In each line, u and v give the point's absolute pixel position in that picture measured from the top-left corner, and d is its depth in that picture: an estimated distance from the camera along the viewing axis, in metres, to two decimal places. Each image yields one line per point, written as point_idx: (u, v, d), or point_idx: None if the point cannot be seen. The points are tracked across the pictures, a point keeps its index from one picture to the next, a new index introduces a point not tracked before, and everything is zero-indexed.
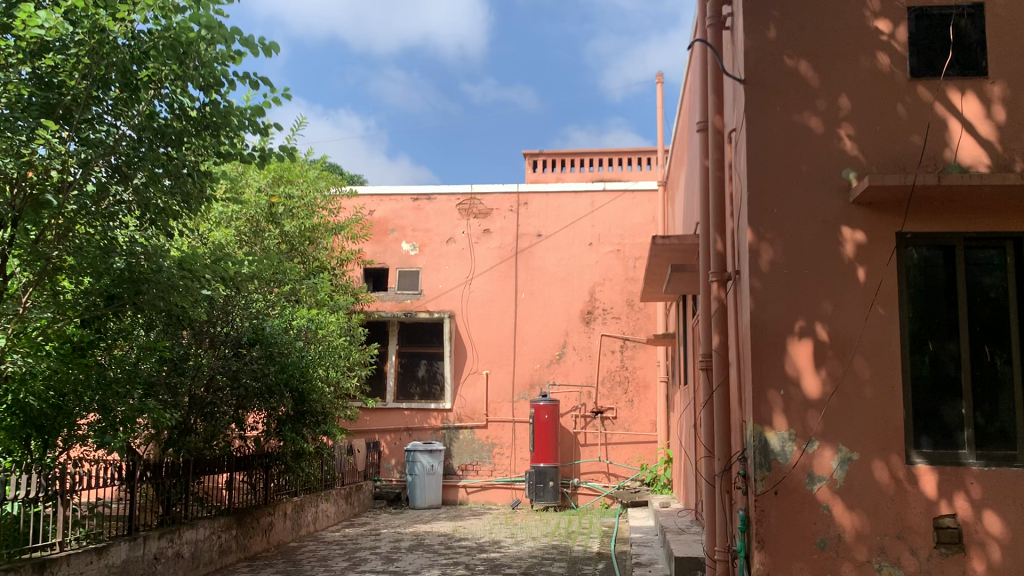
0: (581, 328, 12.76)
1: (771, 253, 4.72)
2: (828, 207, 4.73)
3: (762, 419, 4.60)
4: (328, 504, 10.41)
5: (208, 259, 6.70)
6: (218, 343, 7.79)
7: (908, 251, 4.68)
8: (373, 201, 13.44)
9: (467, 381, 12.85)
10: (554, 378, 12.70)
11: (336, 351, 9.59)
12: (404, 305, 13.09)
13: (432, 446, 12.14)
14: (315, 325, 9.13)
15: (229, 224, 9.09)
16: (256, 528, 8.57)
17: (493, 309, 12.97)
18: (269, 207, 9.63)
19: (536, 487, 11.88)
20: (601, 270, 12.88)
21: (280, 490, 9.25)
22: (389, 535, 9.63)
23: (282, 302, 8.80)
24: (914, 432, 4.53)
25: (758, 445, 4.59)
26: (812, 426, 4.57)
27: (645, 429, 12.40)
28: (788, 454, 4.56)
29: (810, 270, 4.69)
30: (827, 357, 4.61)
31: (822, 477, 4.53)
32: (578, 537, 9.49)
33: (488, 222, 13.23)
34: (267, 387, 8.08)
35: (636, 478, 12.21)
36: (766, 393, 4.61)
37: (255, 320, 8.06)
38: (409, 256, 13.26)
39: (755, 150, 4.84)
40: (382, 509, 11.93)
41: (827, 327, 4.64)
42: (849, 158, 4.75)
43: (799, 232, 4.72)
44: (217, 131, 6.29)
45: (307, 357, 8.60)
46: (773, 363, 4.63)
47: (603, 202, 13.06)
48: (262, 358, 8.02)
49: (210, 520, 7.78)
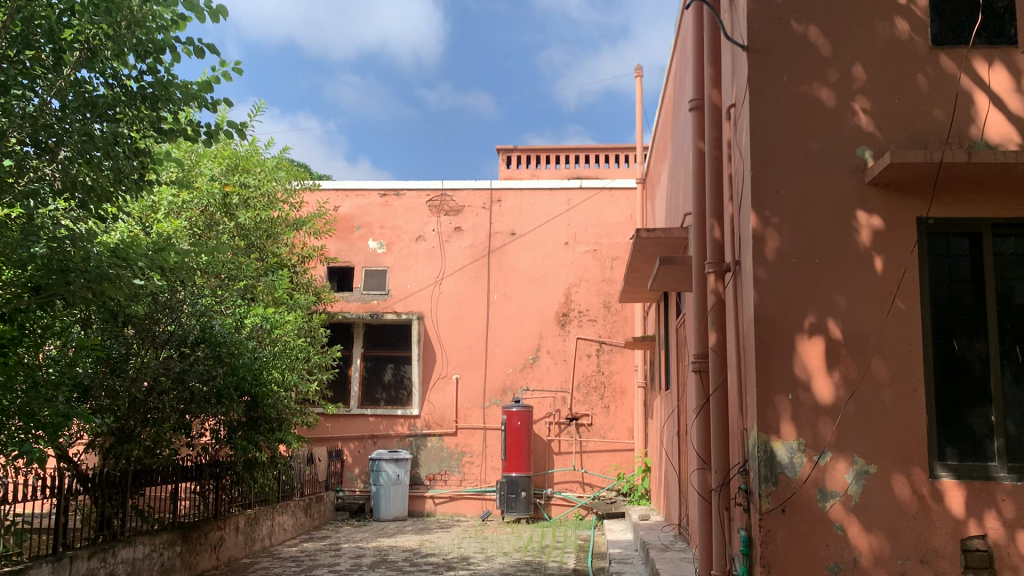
0: (556, 330, 12.21)
1: (778, 240, 4.19)
2: (840, 190, 4.22)
3: (768, 428, 4.05)
4: (285, 517, 9.73)
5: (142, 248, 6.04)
6: (158, 343, 7.03)
7: (930, 238, 4.18)
8: (338, 196, 12.77)
9: (435, 386, 12.23)
10: (527, 384, 12.14)
11: (293, 352, 8.89)
12: (370, 306, 12.44)
13: (399, 454, 11.51)
14: (270, 323, 8.32)
15: (179, 216, 8.40)
16: (202, 545, 7.86)
17: (463, 310, 12.37)
18: (223, 196, 8.91)
19: (507, 498, 11.30)
20: (577, 271, 12.35)
21: (229, 502, 8.52)
22: (350, 550, 8.99)
23: (232, 297, 8.03)
24: (938, 442, 4.02)
25: (763, 456, 4.04)
26: (824, 436, 4.04)
27: (622, 436, 11.87)
28: (797, 467, 4.03)
29: (821, 259, 4.17)
30: (840, 357, 4.08)
31: (835, 493, 4.00)
32: (552, 552, 8.92)
33: (459, 220, 12.64)
34: (214, 391, 7.29)
35: (612, 487, 11.67)
36: (772, 397, 4.07)
37: (203, 318, 7.31)
38: (375, 255, 12.60)
39: (759, 125, 4.31)
40: (344, 521, 11.25)
41: (840, 323, 4.11)
42: (864, 134, 4.24)
43: (808, 217, 4.20)
44: (156, 104, 5.65)
45: (261, 358, 7.86)
46: (781, 364, 4.09)
47: (578, 201, 12.53)
48: (212, 359, 7.25)
49: (150, 536, 7.08)
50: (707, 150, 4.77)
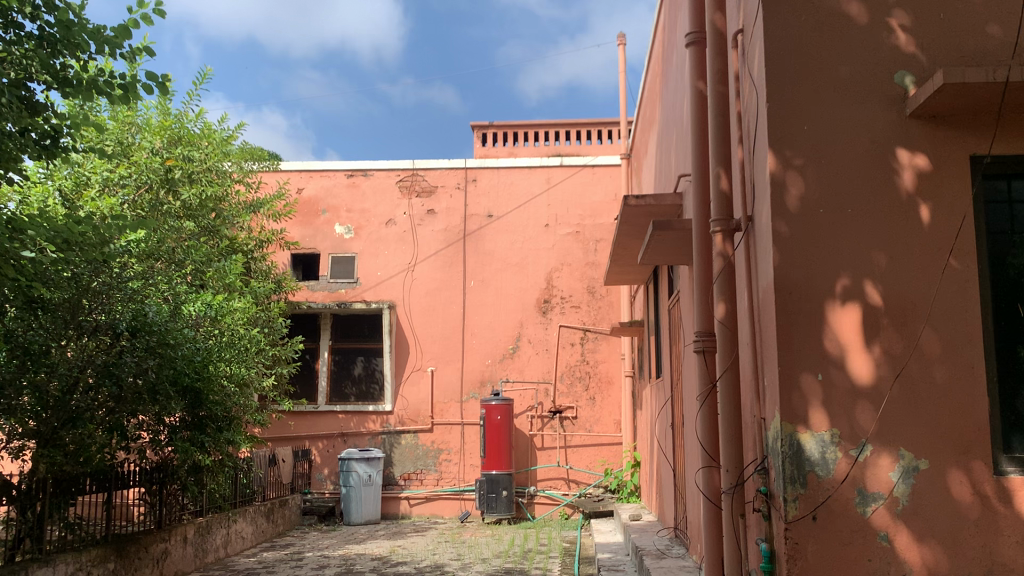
0: (537, 318, 11.42)
1: (801, 187, 3.42)
2: (878, 124, 3.45)
3: (793, 415, 3.28)
4: (244, 524, 8.89)
5: (32, 221, 5.12)
6: (84, 333, 6.03)
7: (985, 182, 3.44)
8: (301, 177, 11.93)
9: (409, 379, 11.41)
10: (507, 375, 11.35)
11: (243, 344, 7.98)
12: (338, 294, 11.58)
13: (370, 454, 10.70)
14: (213, 311, 7.34)
15: (115, 193, 7.64)
16: (143, 560, 7.00)
17: (438, 298, 11.55)
18: (164, 171, 8.02)
19: (487, 498, 10.52)
20: (559, 254, 11.56)
21: (178, 509, 7.69)
22: (313, 560, 8.16)
23: (170, 279, 7.10)
24: (1004, 430, 3.28)
25: (788, 451, 3.27)
26: (863, 425, 3.27)
27: (609, 429, 11.10)
28: (831, 464, 3.26)
29: (854, 209, 3.41)
30: (881, 328, 3.31)
31: (878, 496, 3.23)
32: (536, 557, 8.12)
33: (433, 201, 11.81)
34: (147, 386, 6.35)
35: (600, 484, 10.90)
36: (797, 378, 3.29)
37: (136, 304, 6.33)
38: (343, 240, 11.76)
39: (776, 46, 3.52)
40: (311, 526, 10.40)
41: (879, 286, 3.35)
42: (904, 56, 3.47)
43: (837, 158, 3.44)
44: (54, 47, 4.84)
45: (203, 349, 6.96)
46: (807, 337, 3.32)
47: (559, 179, 11.76)
48: (144, 351, 6.28)
49: (73, 554, 6.17)
50: (710, 86, 3.99)
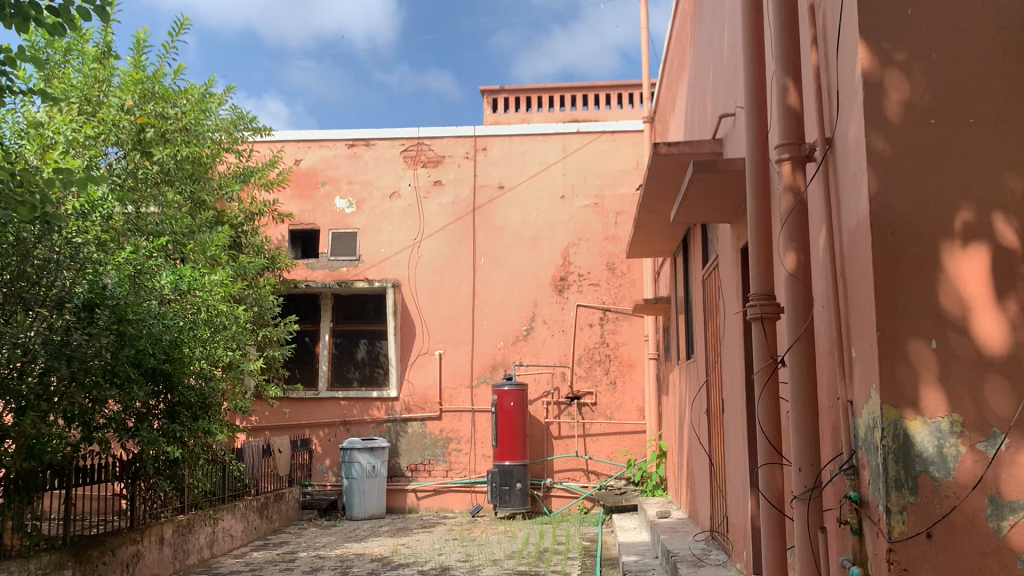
0: (553, 297, 10.57)
1: (905, 89, 2.53)
2: (1007, 4, 2.56)
3: (900, 395, 2.40)
4: (233, 521, 8.12)
5: None
6: (31, 306, 5.22)
7: None
8: (299, 147, 11.10)
9: (415, 364, 10.60)
10: (520, 358, 10.51)
11: (223, 322, 7.21)
12: (339, 273, 10.77)
13: (373, 443, 9.91)
14: (184, 285, 6.56)
15: (78, 154, 6.81)
16: (109, 565, 6.21)
17: (446, 275, 10.72)
18: (137, 130, 7.22)
19: (500, 490, 9.70)
20: (576, 228, 10.69)
21: (156, 506, 6.95)
22: (306, 562, 7.38)
23: (133, 246, 6.30)
24: None
25: (892, 445, 2.40)
26: (996, 408, 2.40)
27: (631, 417, 10.25)
28: (951, 464, 2.39)
29: (977, 119, 2.53)
30: (1018, 278, 2.44)
31: (1018, 506, 2.36)
32: (553, 557, 7.28)
33: (439, 172, 10.95)
34: (104, 368, 5.54)
35: (621, 476, 10.04)
36: (904, 345, 2.41)
37: (92, 275, 5.53)
38: (344, 214, 10.93)
39: None
40: (310, 522, 9.62)
41: (1014, 222, 2.46)
42: None
43: (951, 54, 2.56)
44: None
45: (171, 327, 6.17)
46: (917, 291, 2.44)
47: (575, 147, 10.87)
48: (100, 328, 5.51)
49: (22, 559, 5.34)
50: None
